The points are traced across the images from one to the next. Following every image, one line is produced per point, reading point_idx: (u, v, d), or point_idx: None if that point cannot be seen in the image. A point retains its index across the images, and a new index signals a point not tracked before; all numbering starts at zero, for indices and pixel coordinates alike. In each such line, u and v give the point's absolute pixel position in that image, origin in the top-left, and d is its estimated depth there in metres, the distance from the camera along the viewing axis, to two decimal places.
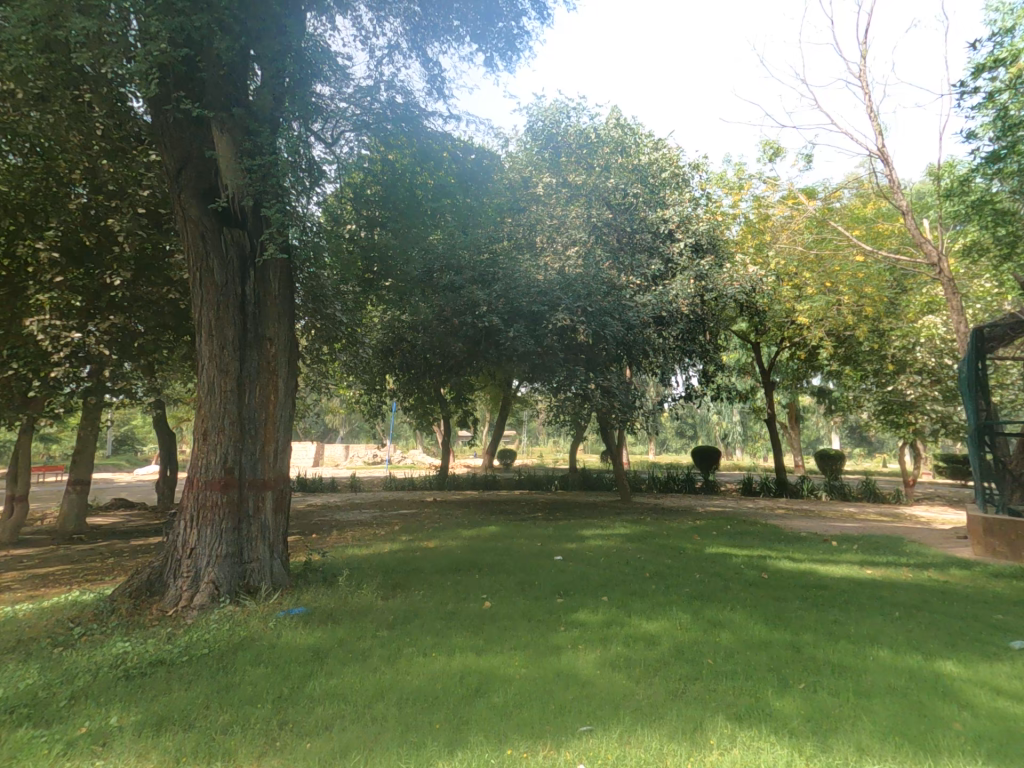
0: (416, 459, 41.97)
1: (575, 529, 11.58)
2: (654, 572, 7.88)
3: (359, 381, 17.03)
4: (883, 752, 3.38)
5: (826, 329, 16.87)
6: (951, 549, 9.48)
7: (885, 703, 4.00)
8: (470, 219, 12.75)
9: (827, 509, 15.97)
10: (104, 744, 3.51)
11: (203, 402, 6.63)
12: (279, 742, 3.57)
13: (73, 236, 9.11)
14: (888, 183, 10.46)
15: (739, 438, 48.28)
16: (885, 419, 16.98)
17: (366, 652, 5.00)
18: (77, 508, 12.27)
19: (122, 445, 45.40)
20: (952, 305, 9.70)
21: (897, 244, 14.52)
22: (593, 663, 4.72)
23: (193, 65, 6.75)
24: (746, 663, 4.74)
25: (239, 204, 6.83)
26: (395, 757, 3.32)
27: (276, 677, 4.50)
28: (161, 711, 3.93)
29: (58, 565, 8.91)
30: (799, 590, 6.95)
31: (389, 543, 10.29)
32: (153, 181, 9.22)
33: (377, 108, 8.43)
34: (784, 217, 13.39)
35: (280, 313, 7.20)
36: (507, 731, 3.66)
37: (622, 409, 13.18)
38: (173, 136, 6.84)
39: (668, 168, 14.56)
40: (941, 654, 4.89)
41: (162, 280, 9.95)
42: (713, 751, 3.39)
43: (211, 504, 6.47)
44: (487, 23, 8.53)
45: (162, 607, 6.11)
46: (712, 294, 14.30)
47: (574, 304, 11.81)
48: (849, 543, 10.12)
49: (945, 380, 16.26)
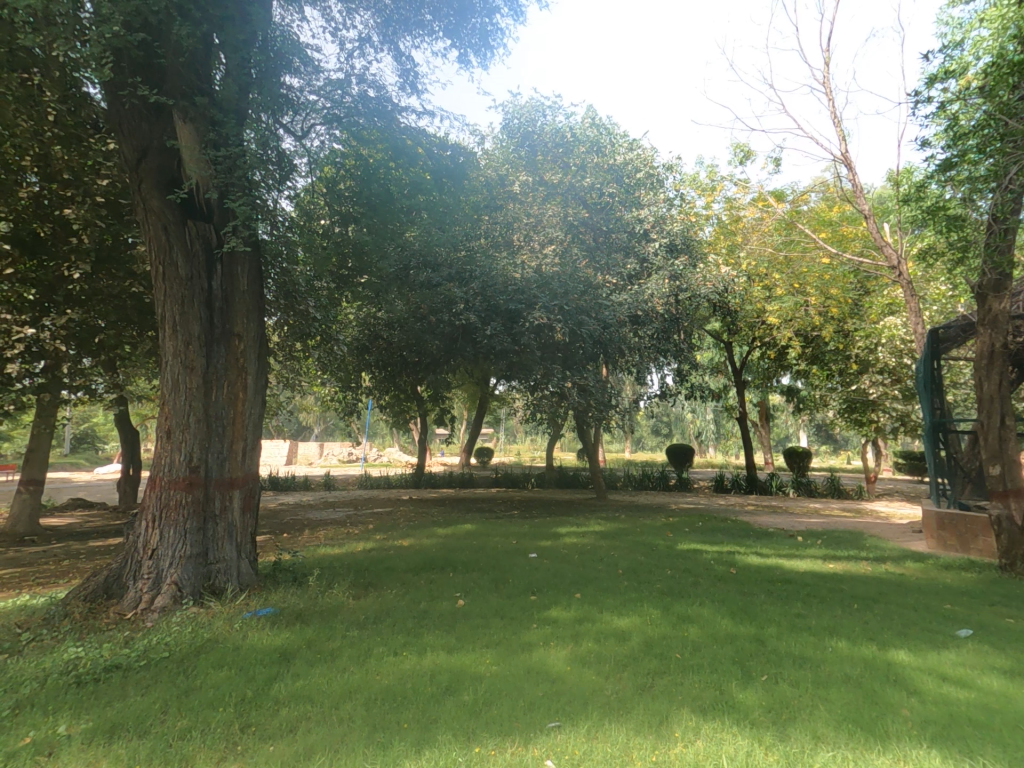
0: (392, 457, 41.52)
1: (550, 527, 11.63)
2: (626, 568, 7.97)
3: (332, 379, 16.78)
4: (838, 739, 3.47)
5: (795, 329, 17.25)
6: (909, 542, 9.82)
7: (840, 691, 4.12)
8: (447, 217, 11.72)
9: (796, 505, 16.35)
10: (50, 754, 3.39)
11: (167, 399, 6.43)
12: (241, 745, 3.50)
13: (26, 227, 8.91)
14: (852, 188, 10.68)
15: (712, 437, 49.04)
16: (850, 417, 18.01)
17: (336, 652, 4.91)
18: (30, 509, 11.88)
19: (83, 444, 43.78)
20: (911, 306, 9.95)
21: (861, 247, 14.90)
22: (564, 659, 4.74)
23: (151, 50, 6.51)
24: (712, 657, 4.81)
25: (203, 196, 6.66)
26: (360, 758, 3.28)
27: (240, 679, 4.40)
28: (114, 718, 3.81)
29: (12, 567, 8.61)
30: (765, 584, 7.11)
31: (362, 543, 10.19)
32: (113, 171, 8.93)
33: (348, 102, 8.32)
34: (755, 218, 13.74)
35: (249, 309, 7.03)
36: (476, 729, 3.64)
37: (598, 407, 13.28)
38: (131, 124, 6.60)
39: (643, 167, 14.54)
40: (896, 643, 5.06)
41: (124, 273, 9.52)
42: (677, 744, 3.43)
43: (174, 504, 6.29)
44: (461, 20, 8.50)
45: (120, 610, 5.92)
46: (686, 293, 14.47)
47: (550, 303, 11.86)
48: (813, 538, 10.38)
49: (903, 378, 16.94)
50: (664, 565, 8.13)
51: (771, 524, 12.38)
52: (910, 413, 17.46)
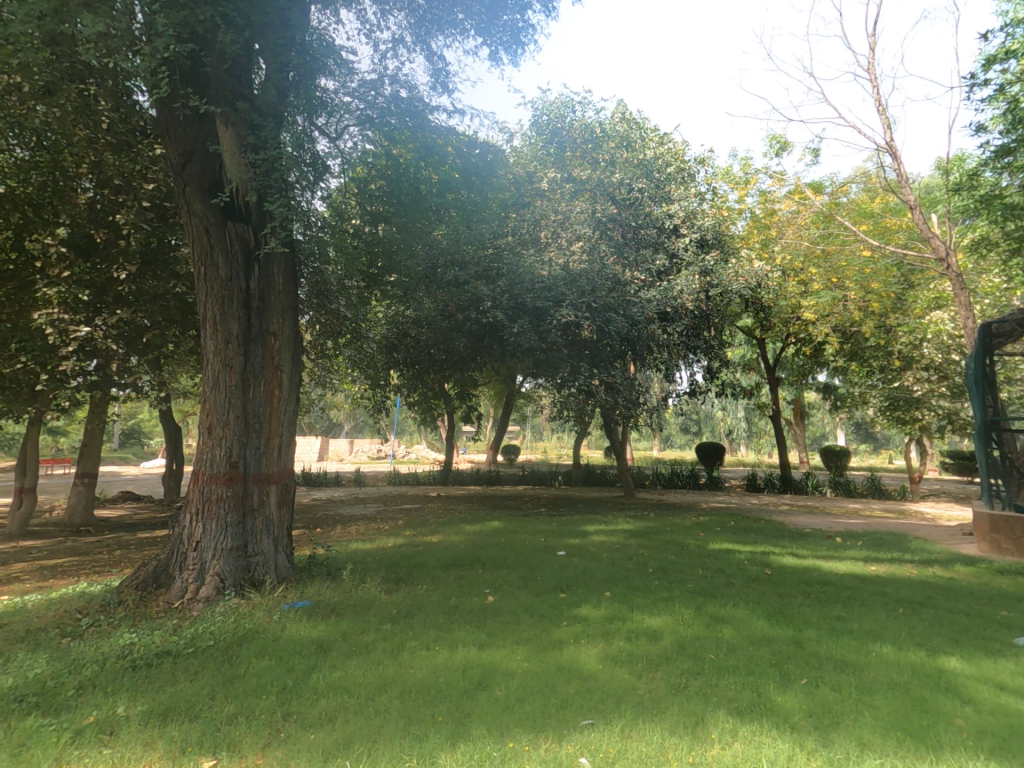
0: (421, 454, 41.86)
1: (579, 524, 11.57)
2: (657, 567, 7.91)
3: (363, 377, 17.00)
4: (884, 746, 3.39)
5: (833, 325, 16.56)
6: (957, 545, 9.45)
7: (887, 698, 4.00)
8: (474, 214, 12.30)
9: (832, 505, 15.92)
10: (111, 733, 3.56)
11: (209, 396, 6.64)
12: (284, 732, 3.60)
13: (81, 232, 9.27)
14: (897, 177, 10.31)
15: (744, 434, 48.21)
16: (892, 414, 17.39)
17: (370, 645, 5.01)
18: (84, 500, 12.44)
19: (129, 439, 45.61)
20: (961, 300, 9.55)
21: (906, 239, 14.42)
22: (595, 658, 4.73)
23: (198, 59, 6.72)
24: (748, 658, 4.74)
25: (243, 199, 6.84)
26: (398, 750, 3.34)
27: (280, 669, 4.53)
28: (167, 701, 3.96)
29: (68, 556, 9.06)
30: (803, 585, 6.96)
31: (392, 538, 10.34)
32: (159, 175, 9.22)
33: (381, 103, 8.40)
34: (791, 212, 13.31)
35: (284, 308, 7.19)
36: (509, 725, 3.67)
37: (626, 405, 12.97)
38: (178, 132, 6.85)
39: (674, 162, 14.42)
40: (946, 650, 4.90)
41: (168, 274, 9.93)
42: (715, 746, 3.40)
43: (216, 497, 6.50)
44: (492, 17, 8.49)
45: (168, 600, 6.15)
46: (717, 289, 14.10)
47: (578, 300, 11.76)
48: (853, 539, 10.09)
49: (951, 375, 16.27)
50: (696, 565, 8.02)
51: (806, 525, 12.08)
52: (958, 411, 16.74)
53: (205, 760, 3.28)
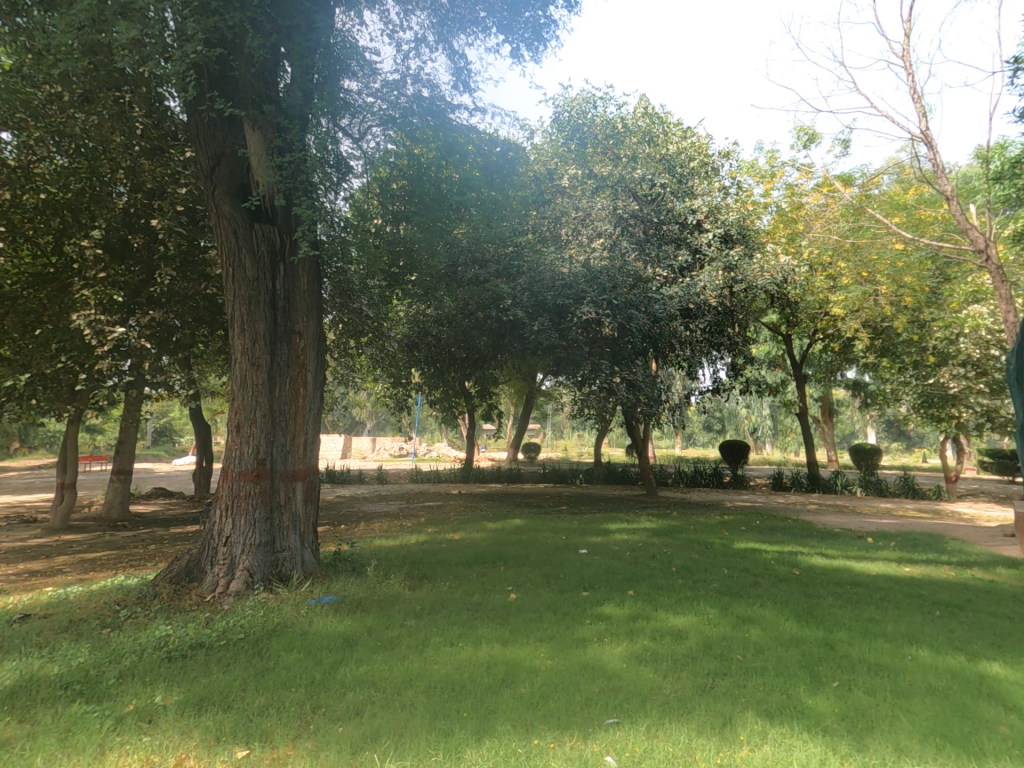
0: (442, 452, 42.04)
1: (602, 523, 11.44)
2: (681, 566, 7.81)
3: (385, 377, 17.10)
4: (923, 752, 3.30)
5: (862, 320, 16.18)
6: (999, 547, 9.14)
7: (924, 703, 3.90)
8: (494, 213, 12.32)
9: (863, 505, 15.45)
10: (151, 721, 3.65)
11: (236, 394, 6.74)
12: (314, 724, 3.65)
13: (116, 235, 9.52)
14: (933, 167, 10.00)
15: (769, 432, 47.53)
16: (926, 412, 16.64)
17: (395, 640, 5.06)
18: (121, 495, 12.80)
19: (161, 437, 47.14)
20: (1002, 293, 9.21)
21: (941, 231, 14.13)
22: (619, 657, 4.68)
23: (228, 64, 6.83)
24: (776, 659, 4.66)
25: (271, 201, 6.95)
26: (424, 744, 3.36)
27: (309, 662, 4.60)
28: (202, 692, 4.06)
29: (104, 550, 9.30)
30: (833, 586, 6.81)
31: (415, 534, 10.42)
32: (191, 179, 9.46)
33: (403, 103, 8.43)
34: (819, 205, 12.86)
35: (309, 308, 7.29)
36: (534, 723, 3.66)
37: (648, 403, 12.72)
38: (208, 136, 6.98)
39: (697, 157, 14.24)
40: (987, 655, 4.74)
41: (198, 275, 10.25)
42: (743, 747, 3.35)
43: (244, 494, 6.61)
44: (513, 13, 8.45)
45: (200, 593, 6.30)
46: (741, 285, 13.61)
47: (599, 297, 11.63)
48: (885, 539, 9.86)
49: (990, 371, 15.64)
50: (721, 565, 7.89)
51: (836, 524, 11.83)
52: (998, 408, 15.93)
53: (238, 750, 3.34)
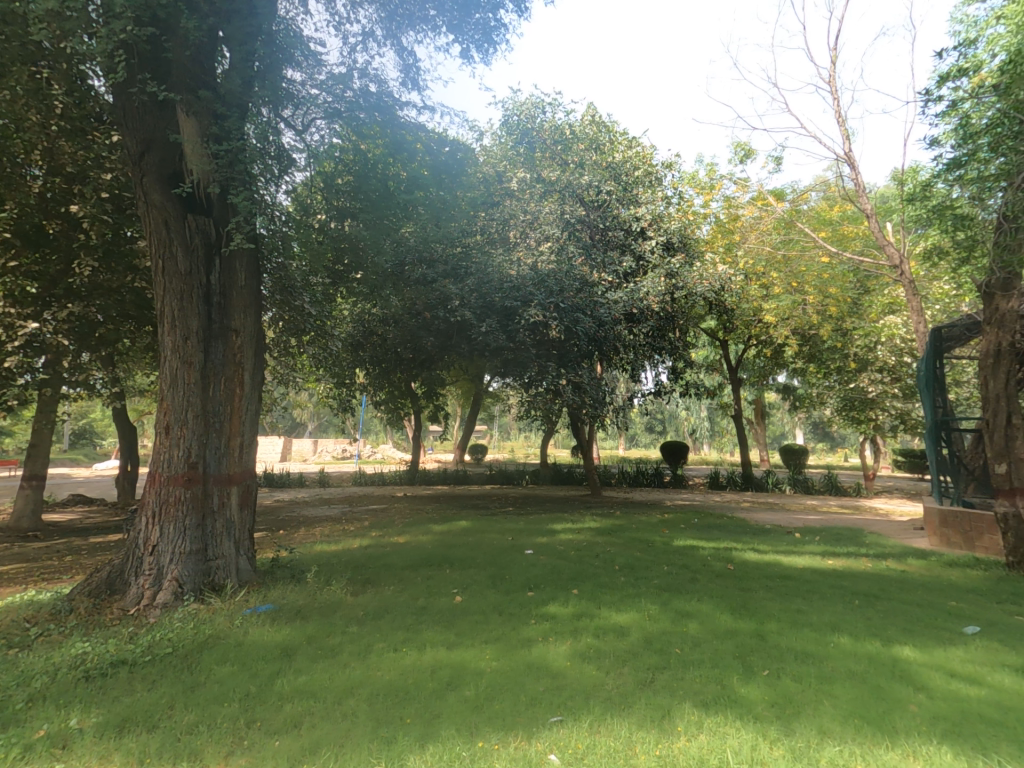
0: (388, 453, 41.24)
1: (548, 524, 11.54)
2: (624, 564, 7.99)
3: (328, 377, 16.62)
4: (844, 733, 3.52)
5: (792, 328, 17.17)
6: (910, 540, 9.90)
7: (845, 687, 4.17)
8: (443, 213, 12.19)
9: (791, 503, 16.32)
10: (64, 747, 3.38)
11: (165, 393, 6.36)
12: (248, 739, 3.49)
13: (28, 221, 8.95)
14: (855, 187, 10.72)
15: (707, 433, 49.67)
16: (848, 414, 18.13)
17: (336, 648, 4.90)
18: (33, 503, 11.80)
19: (81, 440, 43.92)
20: (913, 306, 9.88)
21: (860, 246, 15.29)
22: (563, 655, 4.74)
23: (159, 45, 6.47)
24: (712, 651, 4.86)
25: (205, 191, 6.59)
26: (366, 753, 3.28)
27: (244, 675, 4.39)
28: (124, 712, 3.80)
29: (13, 563, 8.55)
30: (765, 580, 7.17)
31: (358, 539, 10.15)
32: (117, 166, 8.78)
33: (349, 96, 8.22)
34: (753, 218, 13.55)
35: (246, 304, 6.97)
36: (478, 724, 3.65)
37: (593, 405, 12.99)
38: (137, 120, 6.55)
39: (641, 166, 14.64)
40: (900, 639, 5.13)
41: (124, 267, 9.59)
42: (681, 738, 3.47)
43: (174, 500, 6.24)
44: (463, 14, 8.41)
45: (123, 606, 5.89)
46: (682, 292, 14.16)
47: (546, 300, 11.76)
48: (811, 535, 10.46)
49: (903, 377, 17.05)
50: (662, 562, 8.14)
51: (768, 521, 12.46)
52: (911, 411, 17.50)
53: None
